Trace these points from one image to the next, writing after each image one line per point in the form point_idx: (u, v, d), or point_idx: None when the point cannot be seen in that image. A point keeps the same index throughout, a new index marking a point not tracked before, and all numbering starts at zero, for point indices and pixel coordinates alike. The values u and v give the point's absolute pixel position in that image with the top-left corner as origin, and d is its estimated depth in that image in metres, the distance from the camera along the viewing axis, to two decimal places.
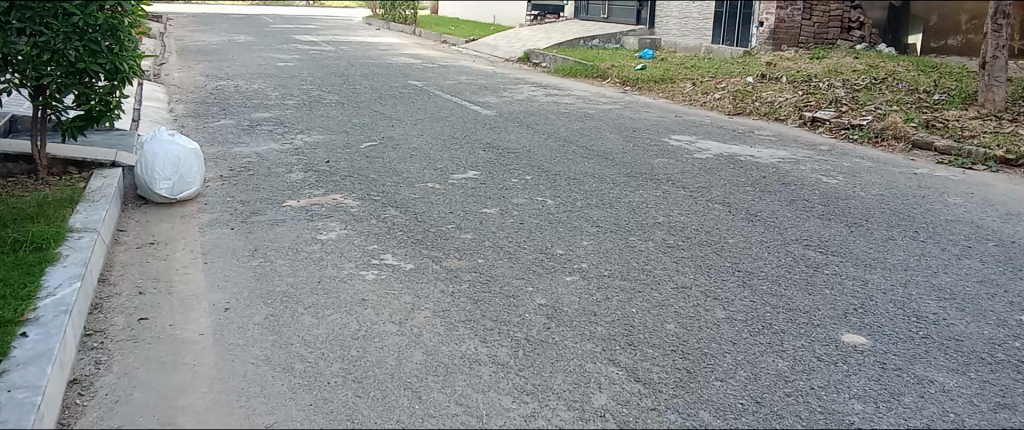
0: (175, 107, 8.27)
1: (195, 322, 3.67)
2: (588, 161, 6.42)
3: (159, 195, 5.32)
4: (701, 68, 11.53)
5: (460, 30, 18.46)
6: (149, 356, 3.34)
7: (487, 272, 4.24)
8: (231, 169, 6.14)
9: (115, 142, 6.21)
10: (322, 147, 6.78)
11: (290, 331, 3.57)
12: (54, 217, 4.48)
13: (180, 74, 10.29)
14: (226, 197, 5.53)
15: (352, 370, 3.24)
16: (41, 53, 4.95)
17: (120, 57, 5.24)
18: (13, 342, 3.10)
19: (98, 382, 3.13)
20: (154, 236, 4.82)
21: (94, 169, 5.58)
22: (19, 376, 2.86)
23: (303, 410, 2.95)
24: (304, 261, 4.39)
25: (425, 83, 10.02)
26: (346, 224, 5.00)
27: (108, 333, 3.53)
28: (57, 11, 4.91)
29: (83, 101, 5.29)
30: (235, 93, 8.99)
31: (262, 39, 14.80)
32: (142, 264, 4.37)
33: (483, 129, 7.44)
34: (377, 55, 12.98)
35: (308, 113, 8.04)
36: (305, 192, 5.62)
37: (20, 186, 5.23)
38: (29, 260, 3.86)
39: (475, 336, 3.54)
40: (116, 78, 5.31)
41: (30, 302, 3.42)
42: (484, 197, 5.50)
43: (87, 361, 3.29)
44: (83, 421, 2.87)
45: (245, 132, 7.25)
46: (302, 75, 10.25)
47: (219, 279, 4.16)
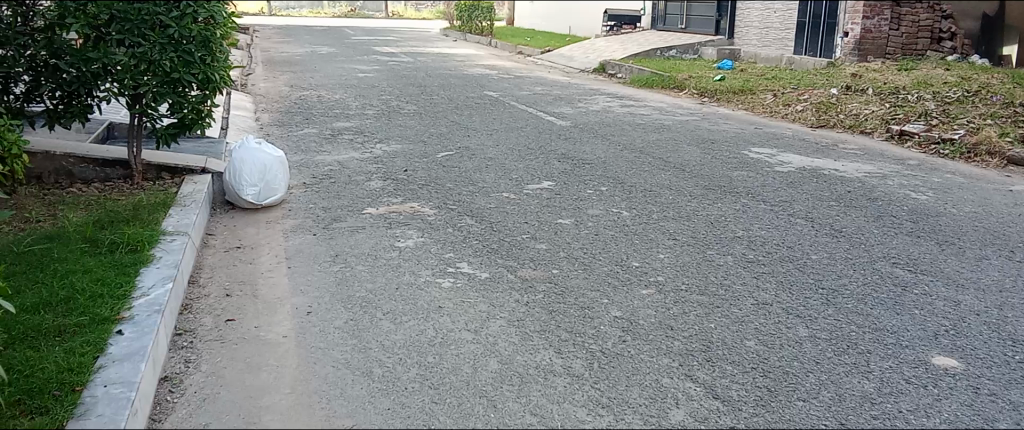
0: (260, 116, 8.56)
1: (278, 325, 3.77)
2: (665, 173, 6.34)
3: (246, 200, 5.50)
4: (782, 79, 11.27)
5: (535, 41, 18.52)
6: (235, 356, 3.45)
7: (562, 283, 4.23)
8: (313, 177, 6.31)
9: (205, 150, 6.46)
10: (400, 156, 6.90)
11: (369, 336, 3.64)
12: (149, 220, 4.69)
13: (266, 84, 10.64)
14: (308, 203, 5.68)
15: (429, 376, 3.27)
16: (138, 63, 5.19)
17: (212, 68, 5.46)
18: (110, 339, 3.25)
19: (188, 379, 3.25)
20: (240, 240, 4.98)
21: (186, 175, 5.81)
22: (115, 372, 2.99)
23: (381, 415, 2.99)
24: (383, 267, 4.47)
25: (500, 94, 10.09)
26: (423, 232, 5.06)
27: (197, 333, 3.67)
28: (154, 23, 5.16)
29: (177, 110, 5.49)
30: (317, 103, 9.23)
31: (343, 50, 15.18)
32: (229, 267, 4.53)
33: (558, 140, 7.44)
34: (454, 66, 13.13)
35: (386, 123, 8.19)
36: (384, 200, 5.73)
37: (117, 190, 5.48)
38: (125, 262, 4.05)
39: (550, 346, 3.53)
40: (208, 88, 5.53)
41: (126, 302, 3.58)
42: (560, 207, 5.50)
43: (178, 359, 3.42)
44: (173, 417, 2.98)
45: (327, 141, 7.44)
46: (381, 86, 10.46)
47: (302, 284, 4.27)
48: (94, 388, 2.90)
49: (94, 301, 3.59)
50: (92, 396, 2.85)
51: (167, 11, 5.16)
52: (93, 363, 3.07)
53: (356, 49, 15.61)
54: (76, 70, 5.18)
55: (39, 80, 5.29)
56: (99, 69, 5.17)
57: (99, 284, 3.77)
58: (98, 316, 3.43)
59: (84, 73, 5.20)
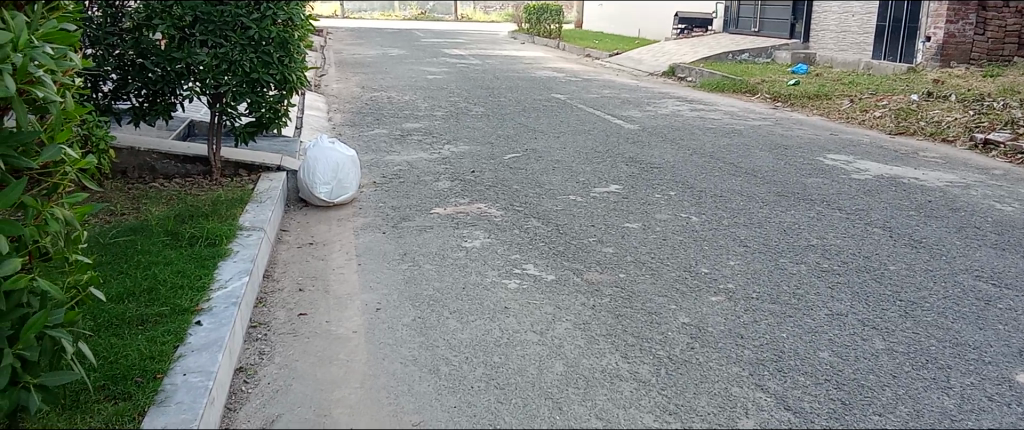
0: (333, 116, 8.74)
1: (349, 320, 3.85)
2: (735, 178, 6.23)
3: (319, 198, 5.63)
4: (860, 84, 10.95)
5: (604, 44, 18.44)
6: (307, 350, 3.54)
7: (629, 287, 4.19)
8: (383, 176, 6.42)
9: (281, 148, 6.64)
10: (468, 158, 6.95)
11: (436, 334, 3.68)
12: (226, 215, 4.84)
13: (338, 85, 10.87)
14: (378, 202, 5.78)
15: (495, 376, 3.29)
16: (220, 63, 5.39)
17: (289, 69, 5.57)
18: (190, 329, 3.36)
19: (262, 371, 3.35)
20: (313, 237, 5.10)
21: (262, 173, 5.98)
22: (193, 361, 3.10)
23: (447, 412, 3.02)
24: (450, 267, 4.52)
25: (568, 96, 10.07)
26: (490, 233, 5.09)
27: (271, 326, 3.78)
28: (235, 25, 5.35)
29: (255, 110, 5.61)
30: (388, 104, 9.38)
31: (414, 53, 15.40)
32: (302, 263, 4.64)
33: (627, 144, 7.38)
34: (522, 68, 13.17)
35: (455, 124, 8.26)
36: (452, 200, 5.78)
37: (197, 186, 5.68)
38: (204, 255, 4.19)
39: (617, 350, 3.51)
40: (286, 88, 5.64)
41: (205, 294, 3.71)
42: (627, 211, 5.46)
43: (253, 351, 3.52)
44: (247, 407, 3.07)
45: (396, 142, 7.56)
46: (450, 88, 10.56)
47: (371, 281, 4.35)
48: (174, 376, 3.00)
49: (175, 292, 3.72)
50: (172, 383, 2.95)
51: (248, 13, 5.35)
52: (173, 352, 3.18)
53: (426, 51, 15.81)
54: (161, 69, 5.44)
55: (125, 79, 5.50)
56: (183, 68, 5.41)
57: (180, 276, 3.91)
58: (178, 307, 3.56)
59: (168, 72, 5.45)
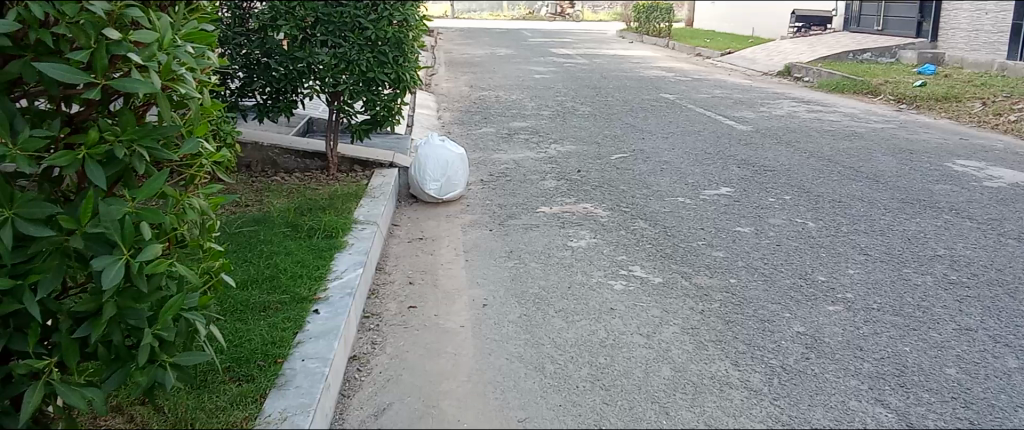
0: (443, 115, 8.92)
1: (456, 314, 3.93)
2: (855, 184, 5.97)
3: (428, 194, 5.75)
4: (994, 86, 10.28)
5: (715, 43, 18.01)
6: (417, 342, 3.64)
7: (740, 293, 4.09)
8: (490, 174, 6.50)
9: (393, 146, 6.83)
10: (575, 157, 6.95)
11: (542, 332, 3.70)
12: (342, 209, 5.02)
13: (448, 84, 11.07)
14: (485, 200, 5.85)
15: (601, 377, 3.28)
16: (339, 62, 5.63)
17: (403, 68, 5.77)
18: (308, 317, 3.52)
19: (374, 360, 3.46)
20: (423, 232, 5.22)
21: (375, 169, 6.17)
22: (311, 348, 3.23)
23: (553, 410, 3.03)
24: (555, 266, 4.53)
25: (677, 96, 9.90)
26: (596, 233, 5.07)
27: (383, 317, 3.90)
28: (353, 25, 5.59)
29: (370, 108, 5.86)
30: (495, 103, 9.49)
31: (521, 52, 15.50)
32: (412, 257, 4.76)
33: (738, 146, 7.18)
34: (630, 68, 13.04)
35: (562, 124, 8.27)
36: (558, 200, 5.80)
37: (315, 181, 5.91)
38: (322, 246, 4.37)
39: (727, 357, 3.43)
40: (399, 87, 5.84)
41: (322, 284, 3.87)
42: (739, 215, 5.32)
43: (366, 340, 3.65)
44: (360, 394, 3.18)
45: (504, 140, 7.63)
46: (557, 87, 10.58)
47: (479, 277, 4.41)
48: (293, 361, 3.14)
49: (294, 281, 3.90)
50: (292, 368, 3.08)
51: (365, 14, 5.57)
52: (293, 338, 3.33)
53: (533, 51, 15.89)
54: (284, 68, 5.67)
55: (251, 78, 5.76)
56: (305, 67, 5.66)
57: (299, 266, 4.09)
58: (297, 295, 3.73)
59: (291, 71, 5.69)
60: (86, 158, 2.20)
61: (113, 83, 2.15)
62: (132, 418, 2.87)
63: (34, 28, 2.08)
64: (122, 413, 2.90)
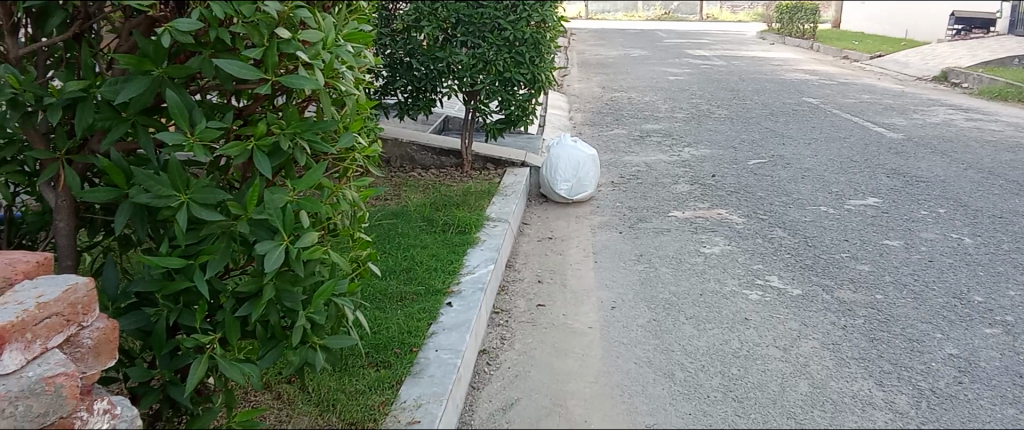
0: (575, 115, 8.94)
1: (585, 315, 3.93)
2: (1020, 198, 5.53)
3: (559, 194, 5.78)
4: None
5: (863, 45, 17.10)
6: (545, 340, 3.67)
7: (886, 310, 3.88)
8: (621, 176, 6.46)
9: (525, 145, 6.92)
10: (709, 161, 6.79)
11: (671, 338, 3.65)
12: (475, 206, 5.14)
13: (581, 85, 11.09)
14: (616, 202, 5.83)
15: (733, 388, 3.19)
16: (477, 63, 5.78)
17: (539, 69, 5.88)
18: (442, 309, 3.64)
19: (503, 355, 3.53)
20: (552, 231, 5.26)
21: (507, 167, 6.27)
22: (444, 339, 3.34)
23: (682, 418, 2.98)
24: (687, 272, 4.44)
25: (821, 101, 9.48)
26: (730, 240, 4.94)
27: (512, 313, 3.97)
28: (493, 26, 5.70)
29: (505, 107, 5.99)
30: (629, 104, 9.41)
31: (656, 53, 15.29)
32: (542, 256, 4.80)
33: (886, 154, 6.80)
34: (770, 70, 12.59)
35: (696, 127, 8.11)
36: (691, 204, 5.69)
37: (450, 178, 6.09)
38: (456, 241, 4.50)
39: (870, 376, 3.26)
40: (535, 87, 5.95)
41: (455, 277, 3.99)
42: (886, 227, 5.05)
43: (495, 335, 3.72)
44: (489, 388, 3.25)
45: (636, 142, 7.56)
46: (692, 89, 10.37)
47: (607, 279, 4.40)
48: (427, 351, 3.25)
49: (430, 273, 4.04)
50: (426, 358, 3.19)
51: (504, 15, 5.68)
52: (428, 328, 3.45)
53: (668, 52, 15.65)
54: (426, 68, 5.89)
55: (394, 77, 6.00)
56: (444, 67, 5.84)
57: (434, 259, 4.23)
58: (432, 287, 3.87)
59: (431, 71, 5.90)
60: (254, 149, 2.37)
61: (282, 79, 2.29)
62: (280, 395, 3.06)
63: (214, 26, 2.25)
64: (271, 390, 3.09)
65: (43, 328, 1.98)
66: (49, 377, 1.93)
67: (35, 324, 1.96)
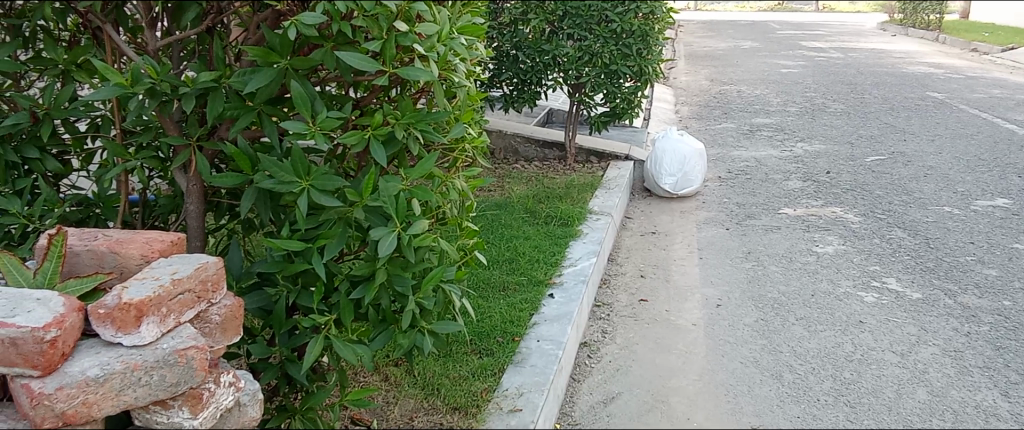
0: (681, 109, 8.79)
1: (689, 312, 3.87)
2: None
3: (664, 189, 5.70)
4: None
5: (995, 37, 16.05)
6: (647, 335, 3.64)
7: (1015, 318, 3.65)
8: (729, 171, 6.31)
9: (630, 139, 6.86)
10: (823, 158, 6.55)
11: (780, 339, 3.54)
12: (578, 199, 5.15)
13: (689, 77, 10.88)
14: (723, 198, 5.70)
15: (845, 393, 3.08)
16: (583, 55, 5.83)
17: (646, 61, 5.84)
18: (544, 300, 3.67)
19: (604, 349, 3.52)
20: (656, 226, 5.20)
21: (611, 161, 6.24)
22: (546, 330, 3.36)
23: (790, 421, 2.90)
24: (798, 271, 4.31)
25: (947, 95, 8.96)
26: (844, 239, 4.75)
27: (613, 307, 3.96)
28: (599, 18, 5.77)
29: (610, 100, 5.92)
30: (738, 97, 9.17)
31: (768, 45, 14.82)
32: (645, 251, 4.75)
33: (1020, 152, 6.38)
34: (892, 63, 11.99)
35: (810, 121, 7.82)
36: (803, 202, 5.50)
37: (554, 171, 6.12)
38: (558, 233, 4.52)
39: (995, 387, 3.11)
40: (641, 79, 5.90)
41: (557, 269, 4.02)
42: (1017, 230, 4.74)
43: (596, 328, 3.72)
44: (590, 380, 3.26)
45: (745, 137, 7.37)
46: (806, 82, 10.01)
47: (713, 276, 4.31)
48: (529, 341, 3.28)
49: (532, 265, 4.08)
50: (528, 347, 3.22)
51: (612, 7, 5.74)
52: (530, 319, 3.49)
53: (781, 44, 15.14)
54: (531, 61, 5.93)
55: (500, 69, 6.06)
56: (550, 60, 5.90)
57: (537, 250, 4.27)
58: (534, 277, 3.91)
59: (537, 63, 5.92)
60: (370, 138, 2.46)
61: (398, 71, 2.36)
62: (387, 377, 3.16)
63: (336, 20, 2.33)
64: (379, 371, 3.20)
65: (177, 304, 2.09)
66: (182, 349, 2.03)
67: (169, 300, 2.07)
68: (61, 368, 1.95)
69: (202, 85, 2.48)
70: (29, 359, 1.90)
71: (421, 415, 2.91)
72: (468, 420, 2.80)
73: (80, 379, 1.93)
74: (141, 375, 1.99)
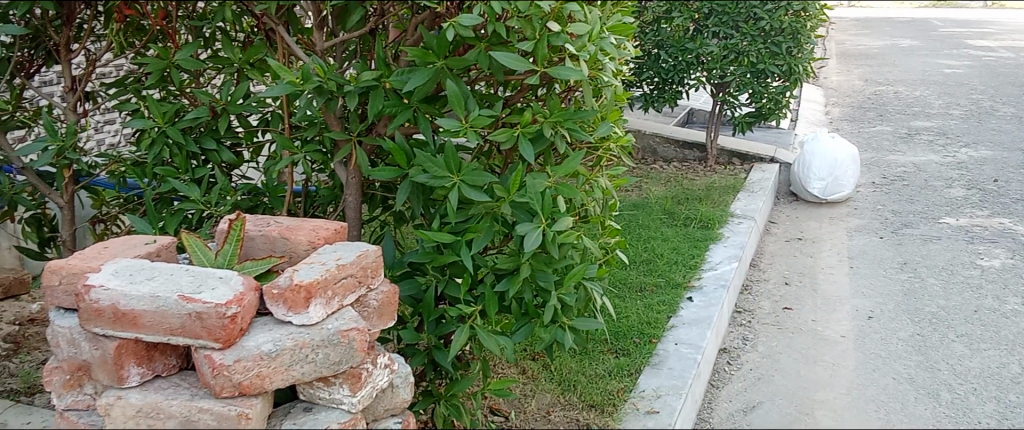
0: (831, 110, 8.40)
1: (837, 323, 3.71)
2: None
3: (811, 193, 5.48)
4: None
5: None
6: (792, 345, 3.51)
7: None
8: (883, 177, 5.98)
9: (775, 141, 6.63)
10: (991, 164, 6.09)
11: (938, 356, 3.36)
12: (719, 201, 5.04)
13: (839, 77, 10.38)
14: (876, 204, 5.41)
15: (1010, 416, 2.92)
16: (729, 54, 5.71)
17: (797, 60, 5.63)
18: (682, 303, 3.62)
19: (745, 356, 3.44)
20: (802, 232, 5.00)
21: (755, 163, 6.06)
22: (684, 333, 3.32)
23: None
24: (959, 285, 4.04)
25: None
26: (1013, 253, 4.42)
27: (755, 314, 3.85)
28: (748, 16, 5.63)
29: (756, 100, 5.75)
30: (895, 99, 8.66)
31: (929, 43, 13.88)
32: (790, 257, 4.58)
33: None
34: None
35: (976, 125, 7.27)
36: (966, 211, 5.14)
37: (694, 172, 6.02)
38: (698, 236, 4.44)
39: None
40: (790, 79, 5.68)
41: (697, 272, 3.96)
42: None
43: (737, 335, 3.63)
44: (729, 388, 3.19)
45: (902, 141, 6.96)
46: (972, 83, 9.31)
47: (864, 287, 4.11)
48: (666, 344, 3.25)
49: (670, 266, 4.04)
50: (665, 350, 3.20)
51: (762, 4, 5.58)
52: (667, 321, 3.46)
53: (943, 42, 14.14)
54: (674, 59, 5.85)
55: (642, 68, 5.98)
56: (694, 59, 5.80)
57: (675, 252, 4.22)
58: (673, 280, 3.87)
59: (679, 62, 5.85)
60: (520, 136, 2.52)
61: (549, 70, 2.41)
62: (525, 370, 3.22)
63: (492, 21, 2.41)
64: (516, 364, 3.27)
65: (340, 287, 2.24)
66: (345, 330, 2.17)
67: (334, 284, 2.22)
68: (238, 342, 2.11)
69: (365, 84, 2.63)
70: (212, 332, 2.07)
71: (557, 409, 2.94)
72: (604, 419, 2.82)
73: (256, 353, 2.09)
74: (308, 353, 2.14)
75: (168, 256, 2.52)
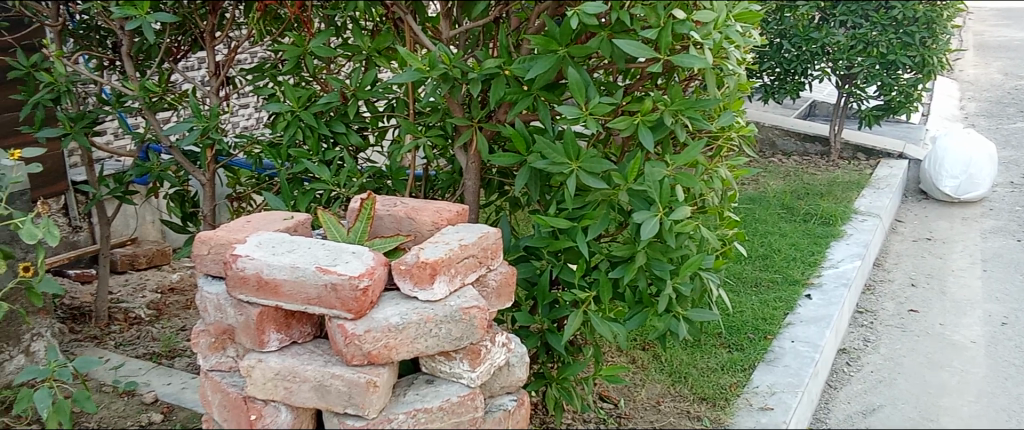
0: (965, 104, 7.93)
1: (967, 328, 3.53)
2: None
3: (943, 192, 5.18)
4: None
5: None
6: (917, 348, 3.36)
7: None
8: None
9: (904, 135, 6.33)
10: None
11: None
12: (842, 197, 4.87)
13: None
14: (1015, 205, 5.09)
15: None
16: (857, 44, 5.47)
17: (931, 51, 5.33)
18: (800, 300, 3.53)
19: (866, 357, 3.32)
20: (932, 232, 4.75)
21: (881, 158, 5.81)
22: (801, 331, 3.24)
23: None
24: None
25: None
26: None
27: (878, 315, 3.71)
28: (879, 5, 5.38)
29: (885, 92, 5.59)
30: None
31: None
32: (917, 258, 4.37)
33: None
34: None
35: None
36: None
37: (816, 166, 5.83)
38: (819, 233, 4.30)
39: None
40: (923, 71, 5.42)
41: (817, 269, 3.84)
42: None
43: (858, 336, 3.51)
44: (848, 389, 3.09)
45: None
46: None
47: (998, 292, 3.89)
48: (782, 341, 3.18)
49: (788, 263, 3.94)
50: (781, 347, 3.13)
51: None
52: (784, 318, 3.39)
53: None
54: (798, 49, 5.65)
55: (763, 58, 5.81)
56: (819, 49, 5.59)
57: (794, 249, 4.11)
58: (790, 276, 3.77)
59: (804, 52, 5.64)
60: (640, 124, 2.53)
61: (673, 58, 2.40)
62: (635, 359, 3.23)
63: (617, 9, 2.43)
64: (626, 353, 3.28)
65: (462, 266, 2.33)
66: (466, 307, 2.25)
67: (457, 262, 2.31)
68: (368, 313, 2.23)
69: (488, 71, 2.69)
70: (345, 303, 2.19)
71: (667, 400, 2.94)
72: (716, 412, 2.81)
73: (384, 325, 2.20)
74: (431, 327, 2.24)
75: (303, 231, 2.67)
